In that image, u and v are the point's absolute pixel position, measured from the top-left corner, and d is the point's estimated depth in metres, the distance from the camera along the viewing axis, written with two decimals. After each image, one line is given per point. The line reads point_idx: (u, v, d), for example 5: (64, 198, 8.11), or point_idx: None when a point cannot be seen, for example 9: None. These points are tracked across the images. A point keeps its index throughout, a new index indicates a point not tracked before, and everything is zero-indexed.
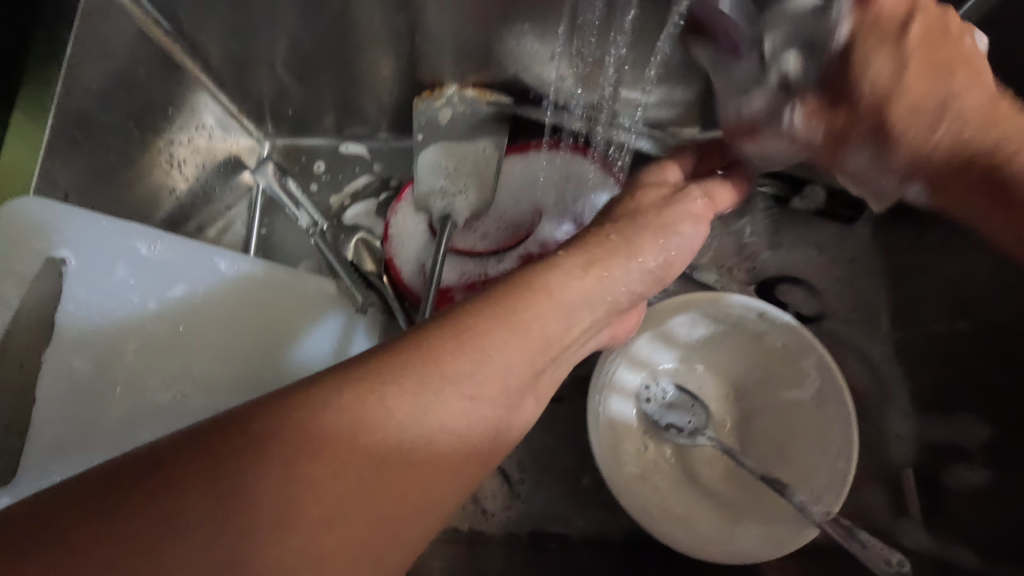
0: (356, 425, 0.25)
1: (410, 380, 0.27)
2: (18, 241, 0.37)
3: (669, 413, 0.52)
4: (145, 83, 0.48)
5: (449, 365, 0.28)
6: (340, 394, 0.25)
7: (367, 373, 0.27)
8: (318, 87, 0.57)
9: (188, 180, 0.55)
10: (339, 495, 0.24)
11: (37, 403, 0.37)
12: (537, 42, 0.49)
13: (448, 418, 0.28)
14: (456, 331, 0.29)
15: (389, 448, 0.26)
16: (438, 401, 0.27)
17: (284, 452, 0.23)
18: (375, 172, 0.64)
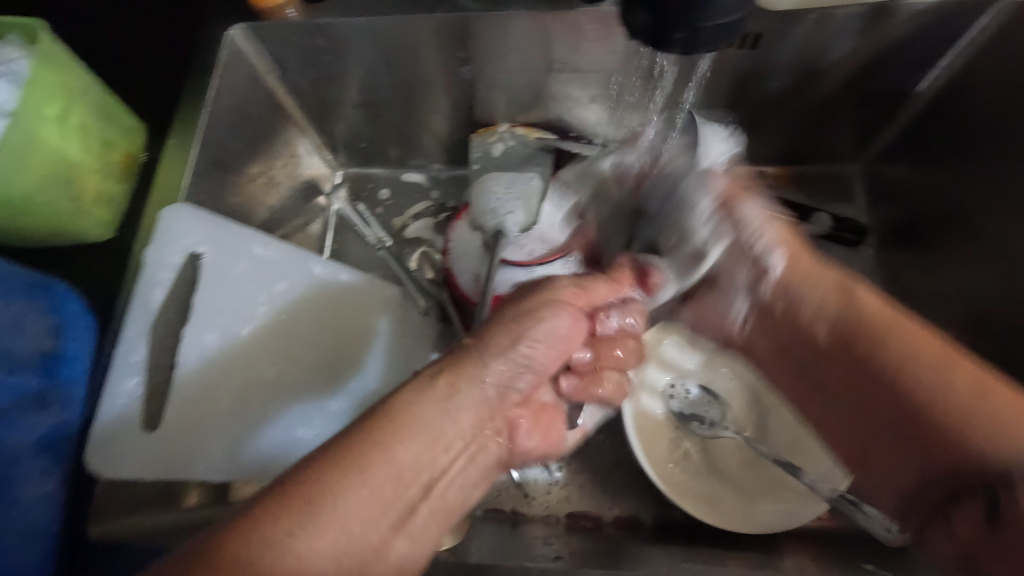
0: (340, 475, 0.29)
1: (331, 490, 0.29)
2: (169, 239, 0.47)
3: (691, 408, 0.58)
4: (256, 118, 0.58)
5: (371, 466, 0.30)
6: (277, 504, 0.28)
7: (298, 487, 0.29)
8: (390, 123, 0.67)
9: (278, 201, 0.65)
10: (341, 523, 0.29)
11: (177, 383, 0.45)
12: (579, 88, 0.61)
13: (421, 461, 0.31)
14: (376, 430, 0.31)
15: (320, 555, 0.28)
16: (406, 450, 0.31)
17: (237, 562, 0.26)
18: (433, 198, 0.73)
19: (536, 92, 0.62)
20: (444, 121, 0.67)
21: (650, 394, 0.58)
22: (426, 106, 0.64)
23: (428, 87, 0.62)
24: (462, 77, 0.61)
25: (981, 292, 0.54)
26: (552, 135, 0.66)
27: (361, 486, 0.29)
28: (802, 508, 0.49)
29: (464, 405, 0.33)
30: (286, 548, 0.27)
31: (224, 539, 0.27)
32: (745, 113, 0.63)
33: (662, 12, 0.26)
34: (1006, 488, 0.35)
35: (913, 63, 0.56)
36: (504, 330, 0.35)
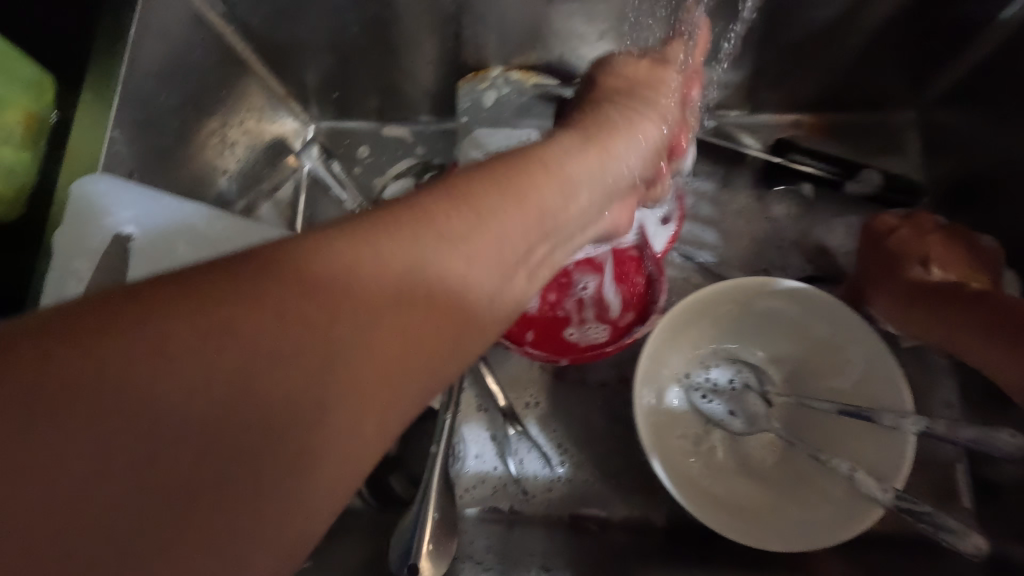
0: (425, 222, 0.26)
1: (456, 213, 0.27)
2: (88, 215, 0.39)
3: (711, 399, 0.51)
4: (199, 65, 0.49)
5: (485, 202, 0.28)
6: (384, 217, 0.25)
7: (445, 190, 0.28)
8: (364, 68, 0.57)
9: (236, 162, 0.56)
10: (412, 291, 0.25)
11: None
12: (586, 22, 0.51)
13: (530, 225, 0.30)
14: (496, 174, 0.30)
15: (427, 280, 0.25)
16: (492, 230, 0.28)
17: (291, 270, 0.23)
18: (417, 155, 0.64)
19: (534, 27, 0.52)
20: (426, 65, 0.57)
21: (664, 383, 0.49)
22: (404, 46, 0.54)
23: (406, 25, 0.52)
24: (444, 10, 0.50)
25: None
26: (554, 80, 0.57)
27: (442, 246, 0.26)
28: (840, 521, 0.42)
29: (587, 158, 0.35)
30: (366, 270, 0.24)
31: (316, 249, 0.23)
32: (783, 48, 0.52)
33: None
34: None
35: None
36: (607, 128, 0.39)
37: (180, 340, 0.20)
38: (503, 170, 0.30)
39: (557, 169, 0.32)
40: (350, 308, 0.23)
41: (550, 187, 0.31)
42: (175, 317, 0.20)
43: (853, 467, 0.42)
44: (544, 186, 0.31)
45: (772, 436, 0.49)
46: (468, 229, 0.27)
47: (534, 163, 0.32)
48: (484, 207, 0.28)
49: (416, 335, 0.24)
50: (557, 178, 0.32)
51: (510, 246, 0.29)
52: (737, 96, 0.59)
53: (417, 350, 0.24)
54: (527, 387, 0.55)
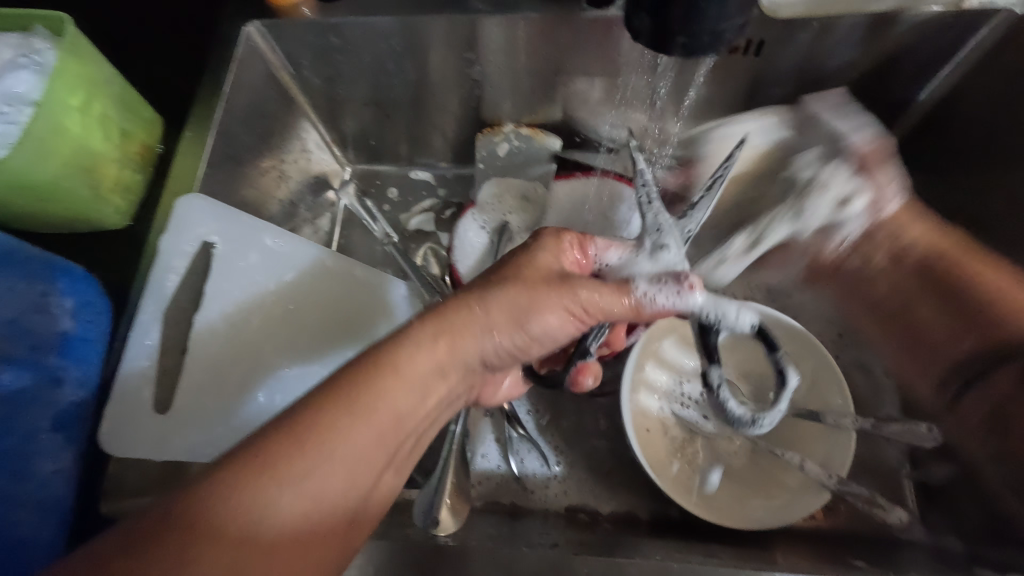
0: (322, 431, 0.32)
1: (344, 415, 0.33)
2: (186, 226, 0.48)
3: (692, 408, 0.58)
4: (270, 113, 0.59)
5: (336, 428, 0.32)
6: (307, 414, 0.32)
7: (332, 390, 0.33)
8: (399, 121, 0.68)
9: (289, 194, 0.66)
10: (309, 498, 0.31)
11: (189, 347, 0.47)
12: (584, 89, 0.62)
13: (394, 410, 0.35)
14: (362, 376, 0.34)
15: (322, 470, 0.31)
16: (377, 418, 0.34)
17: (230, 478, 0.29)
18: (439, 195, 0.74)
19: (543, 93, 0.64)
20: (451, 120, 0.68)
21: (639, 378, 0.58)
22: (435, 104, 0.65)
23: (439, 87, 0.63)
24: (471, 77, 0.62)
25: None
26: (558, 139, 0.68)
27: (333, 453, 0.32)
28: (792, 504, 0.50)
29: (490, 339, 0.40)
30: (273, 488, 0.30)
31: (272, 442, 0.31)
32: None
33: (666, 16, 0.27)
34: (1005, 371, 0.50)
35: (916, 71, 0.56)
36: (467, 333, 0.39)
37: (186, 522, 0.28)
38: (363, 380, 0.34)
39: (399, 349, 0.36)
40: (282, 480, 0.30)
41: (400, 391, 0.35)
42: (199, 494, 0.29)
43: (802, 458, 0.51)
44: (391, 391, 0.35)
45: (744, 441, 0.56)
46: (339, 437, 0.32)
47: (383, 369, 0.35)
48: (340, 408, 0.33)
49: (340, 472, 0.32)
50: (402, 376, 0.35)
51: (366, 449, 0.33)
52: None
53: (307, 524, 0.31)
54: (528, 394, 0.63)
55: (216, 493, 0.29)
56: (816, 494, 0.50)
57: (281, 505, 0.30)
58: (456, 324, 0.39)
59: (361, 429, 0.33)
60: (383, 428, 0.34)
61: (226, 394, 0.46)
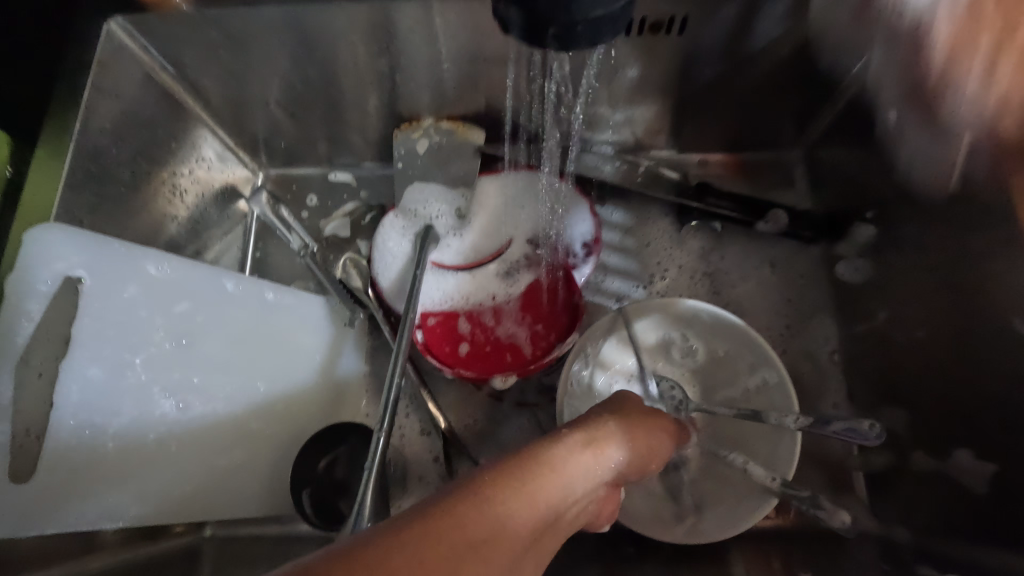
0: (436, 562, 0.20)
1: (473, 531, 0.21)
2: (42, 261, 0.41)
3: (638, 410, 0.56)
4: (151, 121, 0.53)
5: (452, 550, 0.20)
6: (426, 520, 0.21)
7: (465, 495, 0.22)
8: (309, 121, 0.62)
9: (188, 209, 0.60)
10: None
11: (56, 402, 0.41)
12: (505, 78, 0.57)
13: (526, 551, 0.23)
14: (499, 488, 0.24)
15: None
16: (525, 530, 0.23)
17: None
18: (361, 198, 0.68)
19: (461, 83, 0.58)
20: (366, 117, 0.62)
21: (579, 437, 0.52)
22: (345, 101, 0.60)
23: (345, 82, 0.57)
24: (380, 69, 0.56)
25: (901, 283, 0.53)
26: (481, 132, 0.63)
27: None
28: (738, 512, 0.47)
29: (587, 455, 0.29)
30: None
31: (367, 573, 0.18)
32: (682, 97, 0.60)
33: (530, 3, 0.23)
34: None
35: (848, 43, 0.53)
36: (561, 446, 0.28)
37: None
38: (518, 473, 0.25)
39: (543, 444, 0.27)
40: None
41: (553, 512, 0.25)
42: None
43: (746, 460, 0.47)
44: (551, 508, 0.25)
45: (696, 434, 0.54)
46: (467, 572, 0.20)
47: (536, 467, 0.26)
48: (475, 526, 0.21)
49: None
50: (559, 481, 0.26)
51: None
52: (654, 136, 0.65)
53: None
54: (466, 409, 0.59)
55: None
56: (763, 499, 0.46)
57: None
58: (599, 431, 0.31)
59: (500, 569, 0.21)
60: (531, 545, 0.23)
61: (108, 453, 0.42)
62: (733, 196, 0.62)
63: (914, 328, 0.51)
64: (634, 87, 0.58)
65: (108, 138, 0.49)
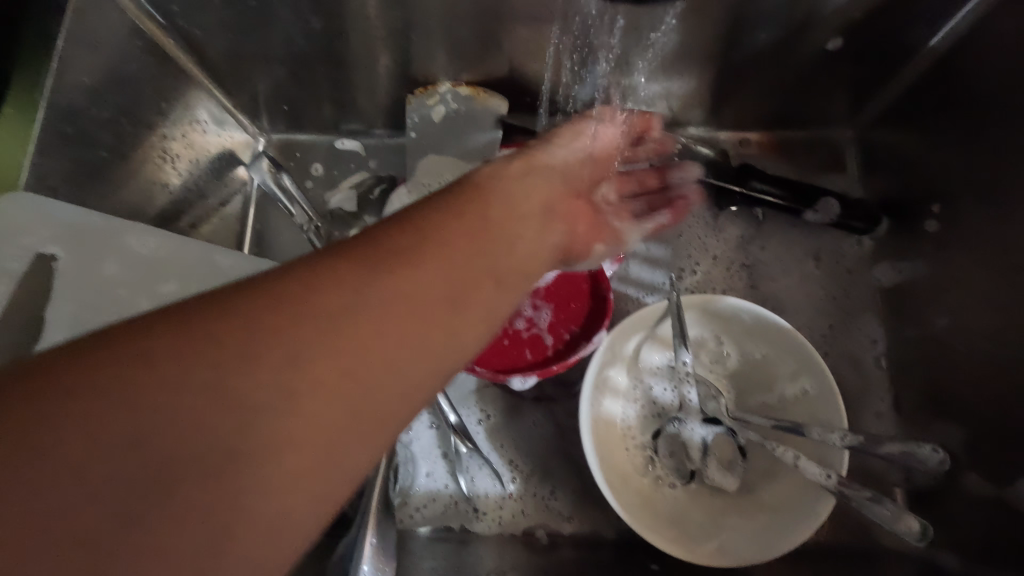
0: (271, 318, 0.25)
1: (280, 305, 0.26)
2: (11, 235, 0.38)
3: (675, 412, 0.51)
4: (137, 76, 0.47)
5: (292, 309, 0.26)
6: (255, 297, 0.26)
7: (332, 268, 0.28)
8: (314, 81, 0.56)
9: (181, 175, 0.54)
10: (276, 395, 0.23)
11: None
12: (533, 38, 0.51)
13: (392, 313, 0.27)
14: (354, 261, 0.28)
15: (293, 359, 0.24)
16: (389, 300, 0.28)
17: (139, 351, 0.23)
18: (370, 168, 0.63)
19: (483, 43, 0.52)
20: (377, 79, 0.56)
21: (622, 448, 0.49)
22: (353, 60, 0.54)
23: (355, 39, 0.51)
24: (393, 24, 0.50)
25: (966, 286, 0.48)
26: (502, 101, 0.58)
27: (297, 342, 0.25)
28: (781, 531, 0.42)
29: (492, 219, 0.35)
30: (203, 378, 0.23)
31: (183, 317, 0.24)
32: (728, 67, 0.53)
33: None
34: None
35: (928, 9, 0.46)
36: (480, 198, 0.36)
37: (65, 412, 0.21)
38: (338, 262, 0.28)
39: (393, 243, 0.30)
40: (328, 311, 0.26)
41: (468, 234, 0.33)
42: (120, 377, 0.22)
43: (796, 455, 0.43)
44: (434, 292, 0.29)
45: (733, 439, 0.49)
46: (316, 317, 0.26)
47: (335, 265, 0.28)
48: (319, 301, 0.26)
49: (302, 370, 0.25)
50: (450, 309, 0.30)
51: (401, 345, 0.27)
52: (691, 110, 0.59)
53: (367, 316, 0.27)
54: (479, 402, 0.55)
55: (148, 369, 0.22)
56: (813, 513, 0.42)
57: (332, 409, 0.24)
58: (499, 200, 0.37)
59: (359, 328, 0.26)
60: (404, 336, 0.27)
61: None
62: (777, 180, 0.57)
63: (982, 335, 0.46)
64: (678, 53, 0.52)
65: (87, 95, 0.43)
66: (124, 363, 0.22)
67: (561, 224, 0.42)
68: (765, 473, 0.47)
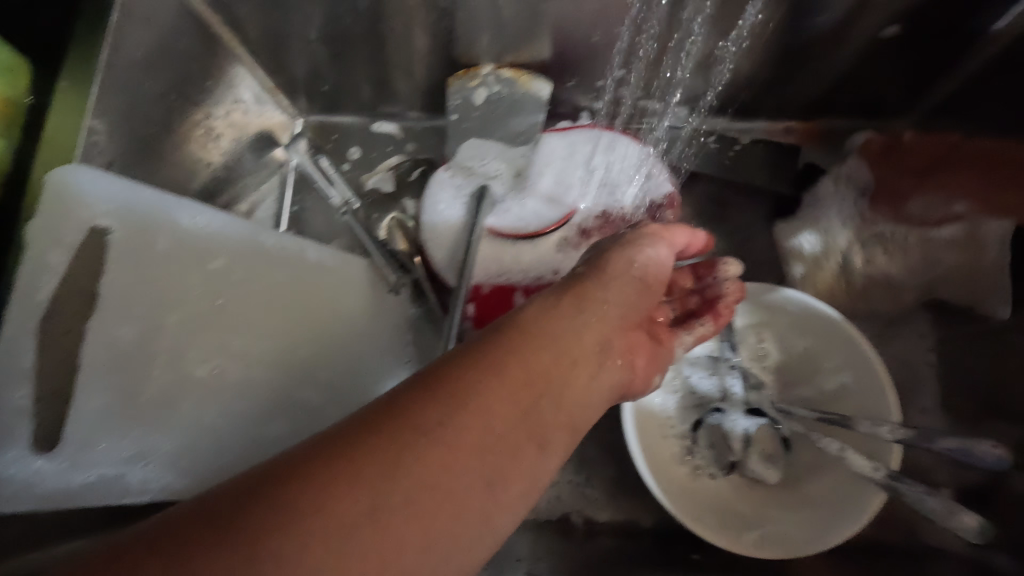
0: (404, 431, 0.26)
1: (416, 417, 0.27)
2: (62, 210, 0.37)
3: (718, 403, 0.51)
4: (185, 54, 0.47)
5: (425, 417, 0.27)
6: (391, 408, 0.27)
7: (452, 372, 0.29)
8: (354, 63, 0.56)
9: (223, 154, 0.55)
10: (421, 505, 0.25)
11: (81, 368, 0.37)
12: (580, 21, 0.50)
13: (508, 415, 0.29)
14: (477, 364, 0.30)
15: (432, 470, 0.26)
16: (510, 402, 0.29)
17: (297, 476, 0.24)
18: (407, 152, 0.63)
19: (527, 24, 0.51)
20: (417, 61, 0.56)
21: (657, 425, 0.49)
22: (395, 41, 0.53)
23: (398, 19, 0.51)
24: (439, 4, 0.49)
25: None
26: (547, 83, 0.57)
27: (434, 449, 0.26)
28: (830, 523, 0.42)
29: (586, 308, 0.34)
30: (354, 495, 0.24)
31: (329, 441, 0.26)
32: (779, 52, 0.52)
33: None
34: None
35: None
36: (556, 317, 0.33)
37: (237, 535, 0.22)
38: (462, 367, 0.29)
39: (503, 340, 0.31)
40: (453, 424, 0.27)
41: (567, 333, 0.33)
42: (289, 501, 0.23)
43: (843, 447, 0.43)
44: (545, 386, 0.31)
45: (776, 431, 0.49)
46: (443, 427, 0.27)
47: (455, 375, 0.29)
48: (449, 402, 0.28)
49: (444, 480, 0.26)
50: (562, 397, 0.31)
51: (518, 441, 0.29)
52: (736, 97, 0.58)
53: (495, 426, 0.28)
54: None
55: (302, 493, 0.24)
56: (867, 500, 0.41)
57: (437, 535, 0.25)
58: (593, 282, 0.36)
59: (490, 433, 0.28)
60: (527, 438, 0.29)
61: (144, 433, 0.38)
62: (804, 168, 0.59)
63: None
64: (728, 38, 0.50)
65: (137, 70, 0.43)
66: (267, 496, 0.23)
67: (621, 361, 0.35)
68: (809, 467, 0.46)
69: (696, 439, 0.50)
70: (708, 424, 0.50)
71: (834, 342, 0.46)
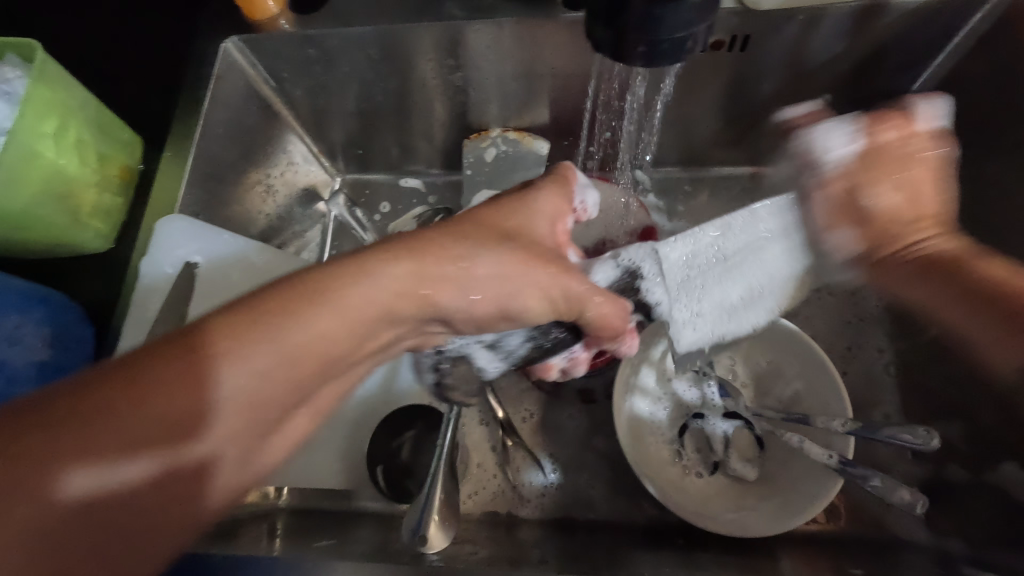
0: (234, 350, 0.28)
1: (239, 341, 0.29)
2: (169, 248, 0.49)
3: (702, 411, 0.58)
4: (252, 128, 0.59)
5: (251, 338, 0.29)
6: (224, 334, 0.29)
7: (269, 301, 0.30)
8: (386, 130, 0.67)
9: (277, 207, 0.66)
10: (242, 402, 0.29)
11: None
12: (569, 92, 0.61)
13: (334, 344, 0.32)
14: (297, 296, 0.31)
15: (245, 388, 0.29)
16: (335, 323, 0.31)
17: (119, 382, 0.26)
18: (429, 203, 0.73)
19: (526, 96, 0.63)
20: (437, 127, 0.67)
21: (645, 431, 0.56)
22: (418, 111, 0.65)
23: (421, 95, 0.62)
24: (454, 83, 0.61)
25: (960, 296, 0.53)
26: (546, 142, 0.66)
27: (255, 371, 0.29)
28: (804, 504, 0.48)
29: (437, 274, 0.35)
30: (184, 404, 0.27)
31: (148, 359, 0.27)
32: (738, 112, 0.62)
33: (622, 27, 0.27)
34: None
35: (906, 60, 0.54)
36: (382, 258, 0.33)
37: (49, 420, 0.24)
38: (285, 295, 0.31)
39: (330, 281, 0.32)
40: (276, 350, 0.29)
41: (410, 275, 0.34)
42: (104, 408, 0.25)
43: (802, 438, 0.50)
44: (355, 324, 0.32)
45: (751, 432, 0.55)
46: (258, 350, 0.29)
47: (278, 304, 0.30)
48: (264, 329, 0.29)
49: (262, 394, 0.29)
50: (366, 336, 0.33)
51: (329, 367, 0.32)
52: (710, 148, 0.67)
53: (244, 417, 0.29)
54: (523, 402, 0.62)
55: (119, 399, 0.26)
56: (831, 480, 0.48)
57: (254, 432, 0.30)
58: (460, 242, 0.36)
59: (304, 358, 0.30)
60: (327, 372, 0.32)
61: None
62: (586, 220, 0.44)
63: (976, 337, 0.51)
64: (694, 102, 0.61)
65: (216, 142, 0.55)
66: (102, 402, 0.25)
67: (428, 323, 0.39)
68: (783, 463, 0.53)
69: (682, 444, 0.56)
70: (692, 431, 0.57)
71: (804, 355, 0.54)
